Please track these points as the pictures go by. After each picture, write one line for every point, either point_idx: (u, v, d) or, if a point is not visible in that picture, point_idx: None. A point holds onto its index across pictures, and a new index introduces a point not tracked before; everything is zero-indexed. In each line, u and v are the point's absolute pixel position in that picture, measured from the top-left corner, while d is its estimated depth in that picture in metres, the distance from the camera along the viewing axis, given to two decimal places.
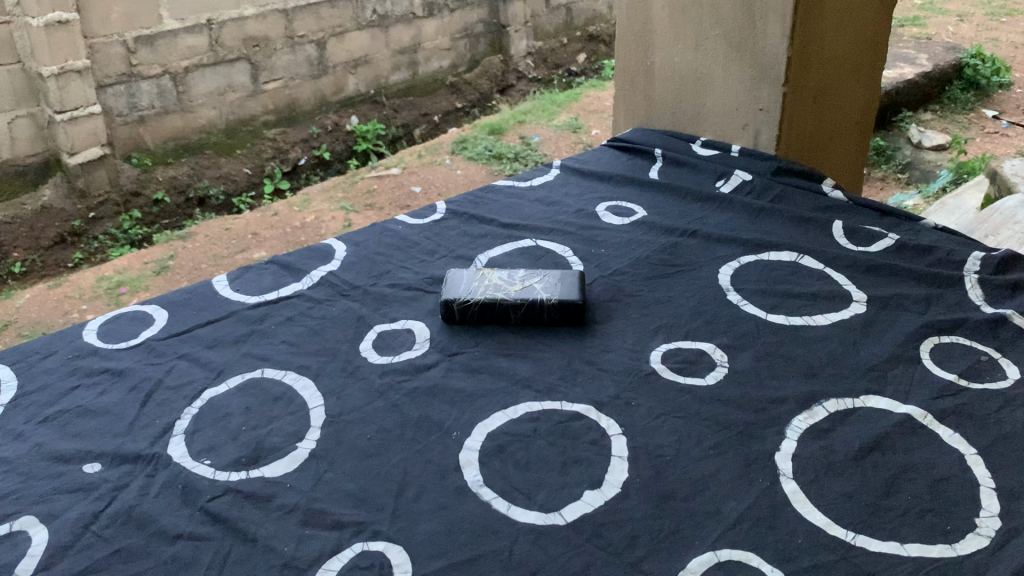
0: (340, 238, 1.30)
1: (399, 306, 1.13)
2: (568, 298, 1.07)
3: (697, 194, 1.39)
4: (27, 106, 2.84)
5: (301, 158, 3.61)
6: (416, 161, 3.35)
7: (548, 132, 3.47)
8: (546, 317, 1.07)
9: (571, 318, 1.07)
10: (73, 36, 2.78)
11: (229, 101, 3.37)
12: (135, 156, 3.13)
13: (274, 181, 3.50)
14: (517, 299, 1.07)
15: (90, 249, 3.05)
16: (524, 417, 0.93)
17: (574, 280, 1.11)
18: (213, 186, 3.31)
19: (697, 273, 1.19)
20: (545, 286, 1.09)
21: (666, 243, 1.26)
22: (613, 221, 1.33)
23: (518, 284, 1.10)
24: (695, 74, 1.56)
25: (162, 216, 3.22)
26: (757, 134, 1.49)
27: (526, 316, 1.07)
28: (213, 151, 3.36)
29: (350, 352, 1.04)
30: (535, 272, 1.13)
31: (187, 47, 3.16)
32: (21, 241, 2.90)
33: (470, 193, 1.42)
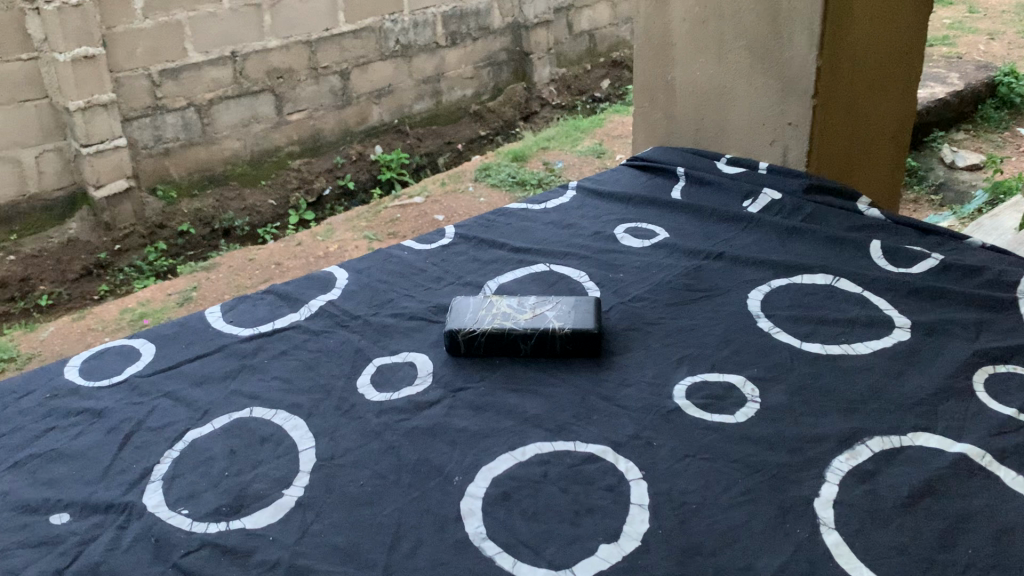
0: (342, 266, 1.22)
1: (400, 338, 1.05)
2: (583, 327, 0.98)
3: (722, 214, 1.30)
4: (54, 140, 2.83)
5: (327, 186, 3.53)
6: (437, 189, 3.28)
7: (572, 158, 3.40)
8: (559, 348, 0.99)
9: (587, 350, 0.99)
10: (98, 71, 2.76)
11: (254, 133, 3.34)
12: (161, 189, 3.11)
13: (299, 211, 3.43)
14: (526, 329, 0.98)
15: (117, 280, 2.98)
16: (533, 459, 0.84)
17: (590, 307, 1.02)
18: (240, 218, 3.27)
19: (723, 299, 1.10)
20: (558, 314, 1.01)
21: (689, 267, 1.17)
22: (632, 244, 1.24)
23: (529, 313, 1.02)
24: (718, 89, 1.47)
25: (188, 247, 3.16)
26: (785, 150, 1.40)
27: (537, 347, 0.99)
28: (240, 183, 3.33)
29: (346, 388, 0.96)
30: (547, 300, 1.05)
31: (212, 79, 3.13)
32: (47, 274, 2.87)
33: (482, 217, 1.34)
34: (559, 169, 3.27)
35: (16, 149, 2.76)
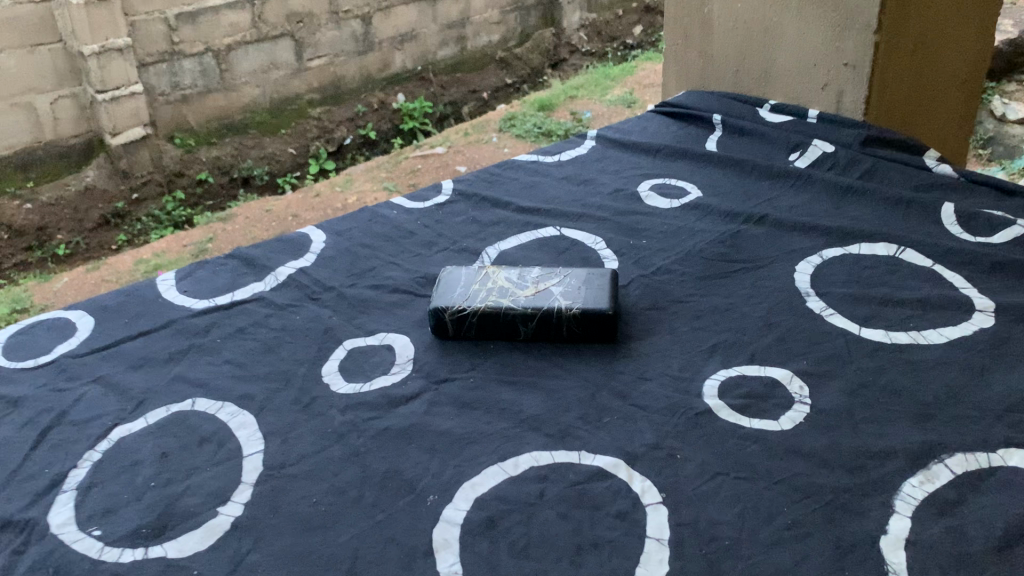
0: (320, 227, 1.06)
1: (379, 314, 0.88)
2: (594, 307, 0.81)
3: (765, 170, 1.11)
4: (70, 87, 2.61)
5: (348, 136, 3.32)
6: (458, 140, 3.09)
7: (601, 108, 3.19)
8: (565, 332, 0.82)
9: (599, 335, 0.82)
10: (113, 14, 2.53)
11: (274, 80, 3.12)
12: (181, 139, 2.89)
13: (319, 160, 3.22)
14: (526, 308, 0.82)
15: (134, 230, 2.78)
16: (527, 474, 0.68)
17: (606, 282, 0.85)
18: (258, 167, 3.05)
19: (766, 272, 0.92)
20: (566, 290, 0.84)
21: (726, 232, 0.99)
22: (659, 204, 1.07)
23: (531, 288, 0.85)
24: (762, 24, 1.27)
25: (206, 197, 2.97)
26: (841, 96, 1.20)
27: (539, 330, 0.82)
28: (258, 130, 3.09)
29: (308, 376, 0.80)
30: (554, 271, 0.88)
31: (229, 24, 2.92)
32: (64, 223, 2.64)
33: (486, 171, 1.17)
34: (585, 119, 3.07)
35: (31, 95, 2.53)
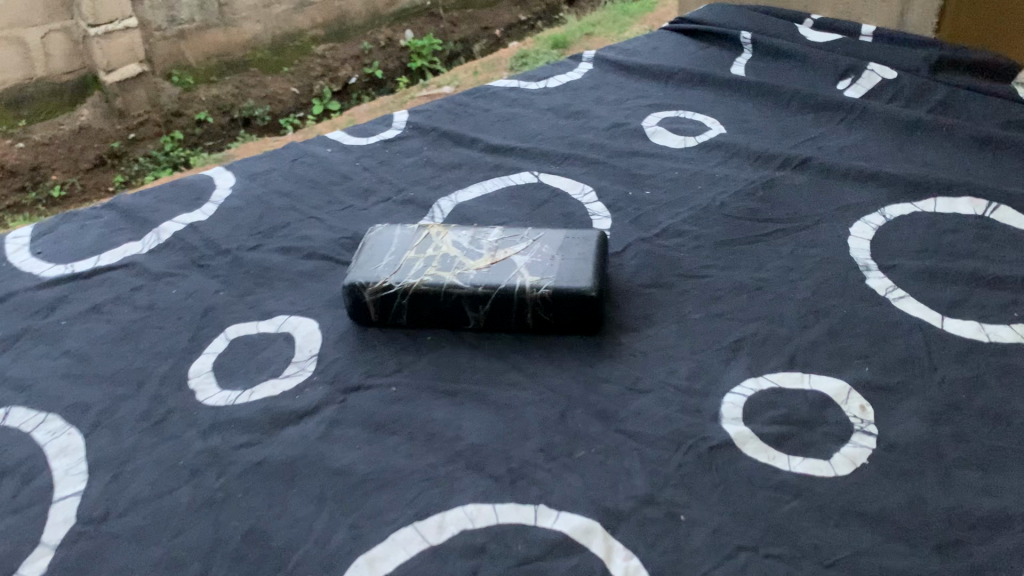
0: (229, 167, 0.82)
1: (282, 290, 0.65)
2: (569, 282, 0.57)
3: (808, 100, 0.85)
4: (58, 18, 1.55)
5: (355, 77, 1.97)
6: (459, 80, 1.80)
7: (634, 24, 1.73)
8: (529, 319, 0.59)
9: (575, 322, 0.58)
10: None
11: (274, 15, 1.82)
12: (177, 73, 1.73)
13: (322, 102, 1.90)
14: (474, 284, 0.58)
15: (133, 173, 1.68)
16: (454, 543, 0.45)
17: (589, 248, 0.61)
18: (257, 107, 1.81)
19: (811, 237, 0.68)
20: (531, 258, 0.60)
21: (756, 182, 0.75)
22: (668, 142, 0.82)
23: (485, 255, 0.61)
24: None
25: (203, 136, 1.77)
26: (906, 6, 0.94)
27: (492, 315, 0.59)
28: (258, 68, 1.85)
29: (168, 379, 0.58)
30: (520, 232, 0.64)
31: None
32: (62, 164, 1.60)
33: (451, 100, 0.92)
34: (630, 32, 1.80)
35: (18, 27, 1.50)
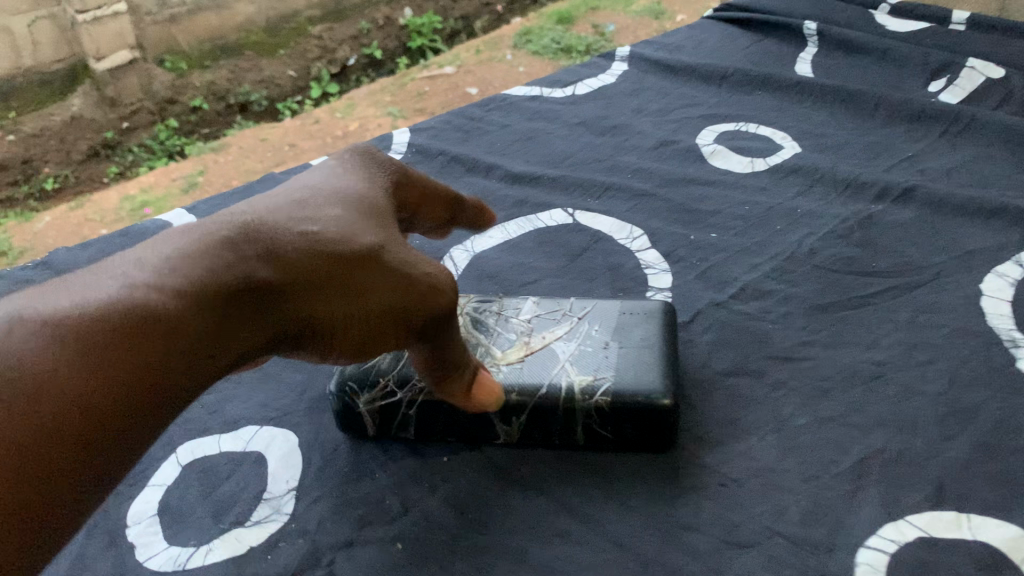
0: (194, 208, 0.67)
1: (253, 384, 0.51)
2: (633, 388, 0.42)
3: (898, 108, 0.69)
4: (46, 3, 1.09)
5: (351, 58, 1.35)
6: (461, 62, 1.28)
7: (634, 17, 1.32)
8: (579, 436, 0.44)
9: (642, 440, 0.43)
10: None
11: None
12: (172, 54, 1.21)
13: (319, 86, 1.32)
14: (505, 389, 0.43)
15: (128, 164, 1.18)
16: None
17: (653, 328, 0.45)
18: (254, 92, 1.26)
19: (931, 298, 0.52)
20: (578, 348, 0.45)
21: (850, 219, 0.59)
22: (729, 165, 0.66)
23: (518, 344, 0.46)
24: None
25: (201, 125, 1.23)
26: None
27: (529, 430, 0.44)
28: (256, 52, 1.28)
29: (102, 529, 0.44)
30: (562, 303, 0.48)
31: None
32: (55, 155, 1.13)
33: (461, 114, 0.77)
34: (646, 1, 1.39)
35: None
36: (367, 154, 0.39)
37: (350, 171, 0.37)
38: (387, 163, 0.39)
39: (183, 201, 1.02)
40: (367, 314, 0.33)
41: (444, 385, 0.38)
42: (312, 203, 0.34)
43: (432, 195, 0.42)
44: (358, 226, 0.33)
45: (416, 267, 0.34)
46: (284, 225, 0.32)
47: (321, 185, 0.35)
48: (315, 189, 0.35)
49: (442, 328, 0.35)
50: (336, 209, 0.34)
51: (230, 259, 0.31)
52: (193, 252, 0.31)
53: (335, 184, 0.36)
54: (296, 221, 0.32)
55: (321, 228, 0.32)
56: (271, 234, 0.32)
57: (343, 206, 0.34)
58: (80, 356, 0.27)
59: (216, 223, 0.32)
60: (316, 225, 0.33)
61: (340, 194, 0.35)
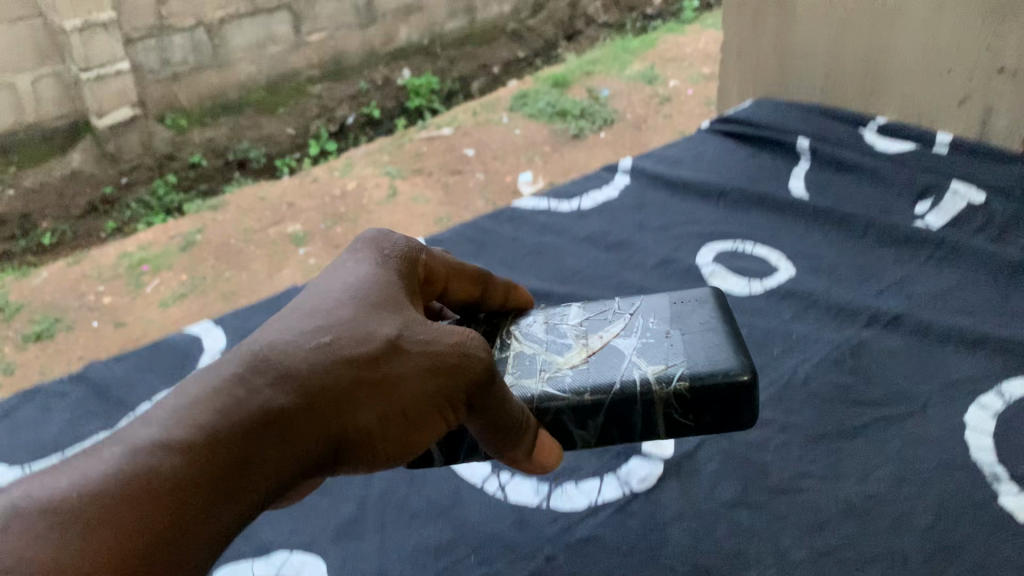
0: (220, 321, 0.70)
1: (284, 510, 0.54)
2: (711, 370, 0.50)
3: (887, 231, 0.74)
4: None
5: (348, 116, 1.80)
6: (460, 120, 1.77)
7: (616, 83, 1.82)
8: (662, 428, 0.51)
9: (721, 422, 0.51)
10: None
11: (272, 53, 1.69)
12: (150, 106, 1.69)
13: (318, 144, 1.74)
14: (587, 390, 0.50)
15: (124, 219, 1.52)
16: None
17: (708, 326, 0.54)
18: (253, 149, 1.66)
19: (919, 430, 0.56)
20: (643, 345, 0.53)
21: (842, 345, 0.63)
22: (726, 286, 0.70)
23: (589, 354, 0.54)
24: (869, 8, 0.85)
25: (199, 181, 1.61)
26: (987, 113, 0.81)
27: (613, 426, 0.51)
28: (255, 109, 1.69)
29: None
30: (617, 317, 0.57)
31: None
32: (53, 211, 1.46)
33: (474, 227, 0.81)
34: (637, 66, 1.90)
35: None
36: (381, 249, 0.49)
37: (357, 272, 0.45)
38: (388, 254, 0.48)
39: (179, 257, 1.35)
40: (395, 402, 0.40)
41: (508, 453, 0.45)
42: (321, 315, 0.41)
43: (458, 271, 0.55)
44: (369, 324, 0.41)
45: (437, 345, 0.41)
46: (294, 342, 0.39)
47: (328, 296, 0.43)
48: (323, 301, 0.42)
49: (485, 395, 0.42)
50: (342, 314, 0.41)
51: (251, 390, 0.37)
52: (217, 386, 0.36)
53: (338, 292, 0.43)
54: (308, 338, 0.39)
55: (334, 337, 0.40)
56: (287, 356, 0.38)
57: (352, 309, 0.42)
58: (129, 508, 0.32)
59: (234, 355, 0.38)
60: (326, 335, 0.40)
61: (345, 298, 0.42)
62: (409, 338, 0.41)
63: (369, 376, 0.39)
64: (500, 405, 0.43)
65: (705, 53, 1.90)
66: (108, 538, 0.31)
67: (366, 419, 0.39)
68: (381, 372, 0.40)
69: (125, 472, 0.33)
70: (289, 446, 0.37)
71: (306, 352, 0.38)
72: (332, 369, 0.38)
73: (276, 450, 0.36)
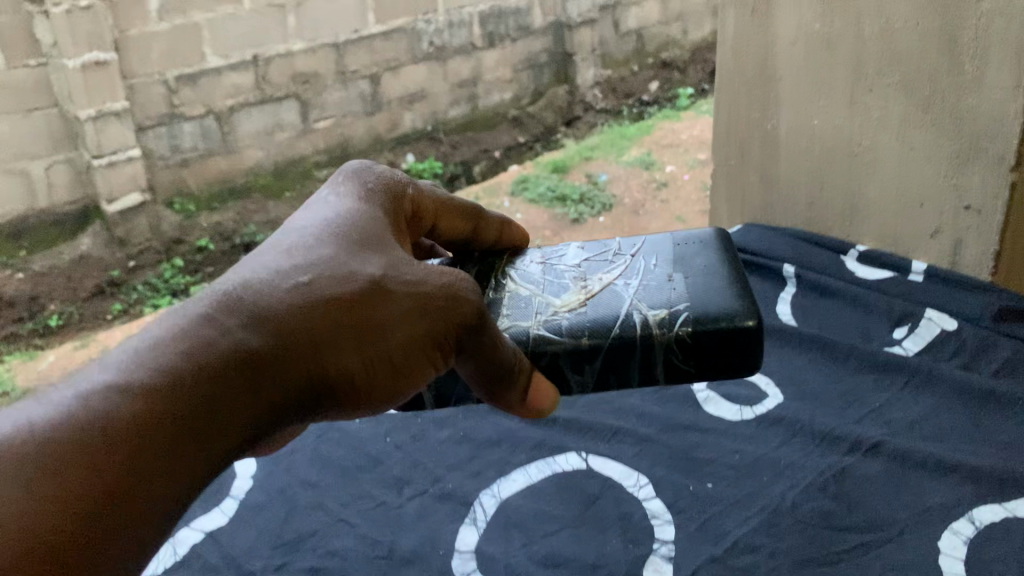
0: None
1: None
2: (711, 319, 0.60)
3: (866, 358, 0.80)
4: (63, 151, 1.71)
5: None
6: None
7: (616, 170, 1.91)
8: (661, 371, 0.61)
9: (713, 367, 0.61)
10: (111, 78, 1.73)
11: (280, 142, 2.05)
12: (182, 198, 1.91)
13: None
14: (590, 335, 0.60)
15: (132, 301, 1.67)
16: None
17: (707, 280, 0.64)
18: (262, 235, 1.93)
19: (898, 556, 0.61)
20: (645, 290, 0.64)
21: (827, 471, 0.69)
22: (719, 414, 0.76)
23: (585, 299, 0.64)
24: (846, 148, 0.93)
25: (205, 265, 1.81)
26: (958, 247, 0.87)
27: (617, 370, 0.61)
28: (261, 195, 1.92)
29: None
30: (615, 269, 0.68)
31: (233, 86, 2.01)
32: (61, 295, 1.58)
33: None
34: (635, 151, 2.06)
35: (23, 158, 1.63)
36: (360, 194, 0.60)
37: (337, 212, 0.56)
38: (370, 196, 0.60)
39: None
40: (368, 335, 0.50)
41: (503, 397, 0.56)
42: (294, 263, 0.50)
43: (449, 209, 0.68)
44: (340, 271, 0.51)
45: (407, 291, 0.52)
46: (274, 287, 0.49)
47: (298, 243, 0.52)
48: (308, 238, 0.53)
49: (464, 333, 0.54)
50: (316, 259, 0.51)
51: (231, 330, 0.46)
52: (215, 312, 0.46)
53: (306, 241, 0.53)
54: (288, 285, 0.49)
55: (310, 281, 0.49)
56: (267, 301, 0.48)
57: (330, 253, 0.52)
58: (122, 433, 0.40)
59: (212, 296, 0.47)
60: (304, 280, 0.49)
61: (316, 246, 0.52)
62: (393, 278, 0.52)
63: (357, 309, 0.50)
64: (492, 346, 0.54)
65: (696, 145, 1.99)
66: (113, 456, 0.40)
67: (348, 351, 0.50)
68: (367, 307, 0.50)
69: (106, 410, 0.40)
70: (274, 376, 0.47)
71: (287, 294, 0.48)
72: (316, 304, 0.49)
73: (262, 379, 0.46)
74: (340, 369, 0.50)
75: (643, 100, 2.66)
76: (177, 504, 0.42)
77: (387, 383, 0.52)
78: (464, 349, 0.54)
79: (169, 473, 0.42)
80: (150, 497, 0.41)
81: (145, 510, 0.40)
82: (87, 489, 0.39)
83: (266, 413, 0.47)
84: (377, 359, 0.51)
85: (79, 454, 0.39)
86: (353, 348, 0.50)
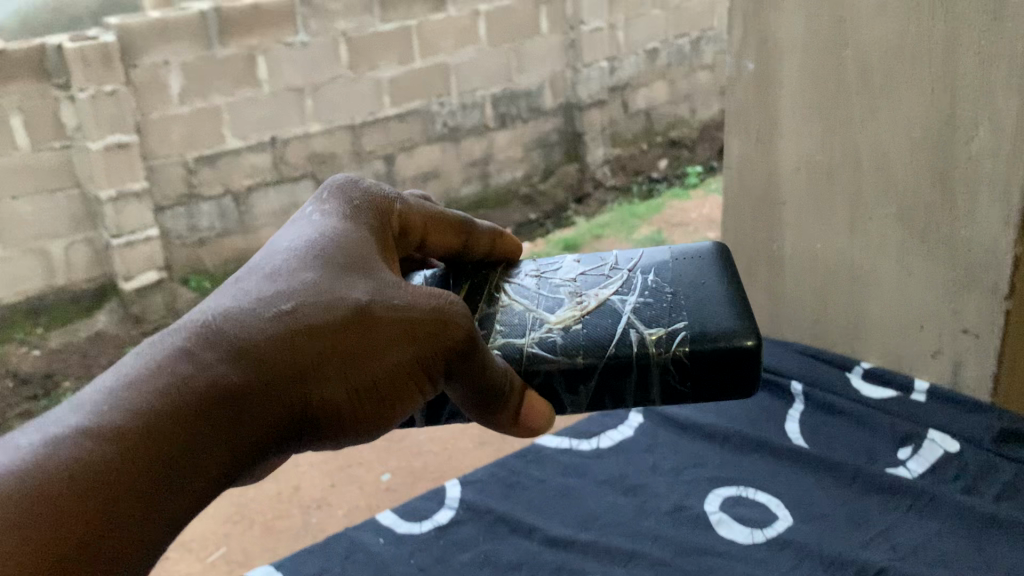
0: (281, 564, 0.80)
1: None
2: (710, 341, 0.63)
3: (872, 480, 0.83)
4: (84, 230, 1.70)
5: None
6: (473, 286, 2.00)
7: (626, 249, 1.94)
8: (658, 392, 0.64)
9: (710, 388, 0.64)
10: (132, 160, 1.70)
11: None
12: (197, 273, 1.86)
13: None
14: (583, 357, 0.63)
15: None
16: None
17: (702, 300, 0.67)
18: None
19: None
20: (641, 308, 0.67)
21: None
22: (732, 537, 0.78)
23: (580, 316, 0.67)
24: (848, 270, 0.98)
25: None
26: (958, 368, 0.90)
27: (611, 391, 0.64)
28: None
29: None
30: (609, 285, 0.71)
31: (252, 166, 1.94)
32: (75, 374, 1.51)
33: (505, 467, 0.91)
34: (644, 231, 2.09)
35: (43, 239, 1.65)
36: (346, 213, 0.62)
37: (320, 230, 0.59)
38: (358, 214, 0.63)
39: None
40: (351, 363, 0.53)
41: (497, 417, 0.58)
42: (276, 289, 0.53)
43: (444, 225, 0.72)
44: (324, 296, 0.53)
45: (391, 316, 0.54)
46: (254, 315, 0.51)
47: (284, 267, 0.55)
48: (289, 262, 0.55)
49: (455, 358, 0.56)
50: (298, 286, 0.53)
51: (209, 365, 0.49)
52: (184, 351, 0.49)
53: (291, 264, 0.55)
54: (271, 313, 0.52)
55: (292, 308, 0.52)
56: (248, 331, 0.50)
57: (314, 277, 0.54)
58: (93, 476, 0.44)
59: (192, 326, 0.50)
60: (284, 307, 0.52)
61: (299, 271, 0.55)
62: (372, 304, 0.54)
63: (338, 337, 0.52)
64: (480, 369, 0.56)
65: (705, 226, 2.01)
66: (86, 499, 0.43)
67: (331, 380, 0.52)
68: (344, 336, 0.53)
69: (79, 454, 0.44)
70: (253, 408, 0.50)
71: (267, 322, 0.51)
72: (293, 333, 0.51)
73: (240, 411, 0.49)
74: (324, 397, 0.53)
75: (653, 178, 2.68)
76: (159, 533, 0.46)
77: (378, 407, 0.55)
78: (452, 371, 0.56)
79: (143, 510, 0.45)
80: (126, 534, 0.44)
81: (116, 555, 0.44)
82: (57, 537, 0.42)
83: (252, 441, 0.50)
84: (362, 385, 0.54)
85: (46, 504, 0.42)
86: (336, 375, 0.53)
